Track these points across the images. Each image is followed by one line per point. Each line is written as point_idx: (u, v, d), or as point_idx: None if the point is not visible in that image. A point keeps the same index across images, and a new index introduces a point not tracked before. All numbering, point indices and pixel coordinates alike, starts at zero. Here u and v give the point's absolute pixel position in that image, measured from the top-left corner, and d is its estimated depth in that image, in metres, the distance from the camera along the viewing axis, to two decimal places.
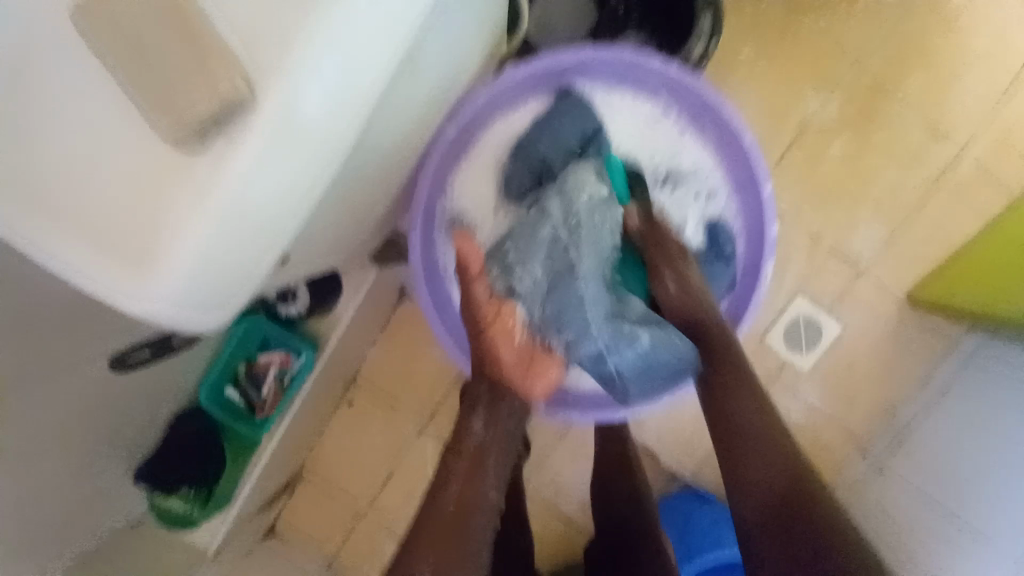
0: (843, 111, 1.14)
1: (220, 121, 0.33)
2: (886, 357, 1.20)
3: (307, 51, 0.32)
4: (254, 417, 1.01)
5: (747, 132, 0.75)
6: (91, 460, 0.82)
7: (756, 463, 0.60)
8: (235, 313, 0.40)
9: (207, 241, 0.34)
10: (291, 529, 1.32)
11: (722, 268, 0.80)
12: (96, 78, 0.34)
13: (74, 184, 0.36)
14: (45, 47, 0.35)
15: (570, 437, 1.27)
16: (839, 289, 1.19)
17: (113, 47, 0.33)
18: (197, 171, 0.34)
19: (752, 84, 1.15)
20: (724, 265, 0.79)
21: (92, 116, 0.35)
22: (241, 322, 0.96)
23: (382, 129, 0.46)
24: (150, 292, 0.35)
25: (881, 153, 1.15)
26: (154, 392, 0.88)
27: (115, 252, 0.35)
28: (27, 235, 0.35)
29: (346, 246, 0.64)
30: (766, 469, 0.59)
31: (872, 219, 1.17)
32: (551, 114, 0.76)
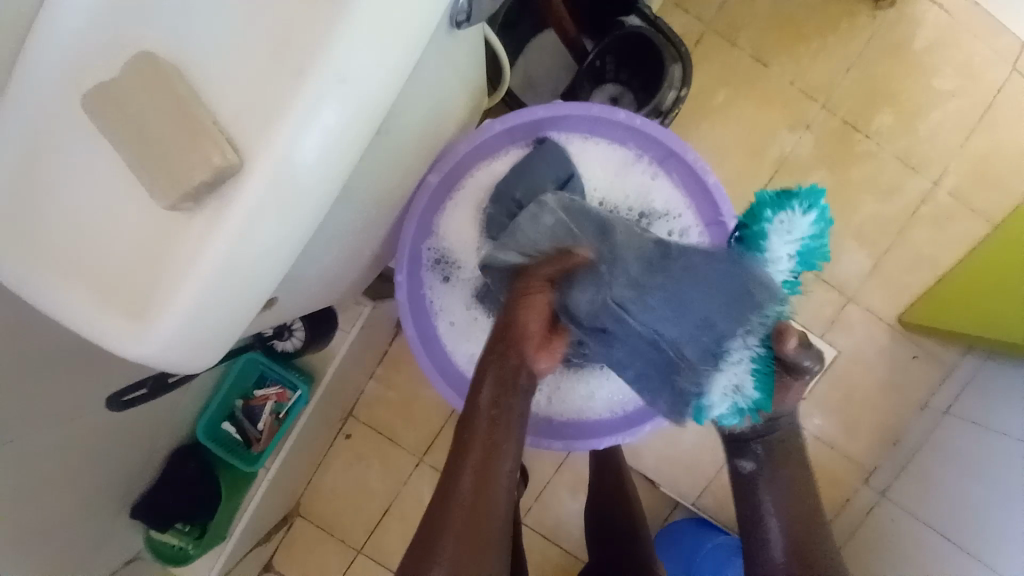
0: (820, 148, 1.19)
1: (212, 186, 0.37)
2: (879, 383, 1.21)
3: (291, 127, 0.37)
4: (250, 451, 1.03)
5: (711, 173, 0.78)
6: (90, 496, 0.84)
7: (772, 494, 0.70)
8: (225, 354, 0.44)
9: (201, 291, 0.38)
10: (287, 566, 1.31)
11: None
12: (103, 154, 0.39)
13: (85, 244, 0.40)
14: (63, 127, 0.40)
15: (567, 467, 1.27)
16: (827, 317, 1.21)
17: (121, 128, 0.38)
18: (192, 230, 0.38)
19: (731, 124, 1.20)
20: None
21: (102, 186, 0.40)
22: (239, 358, 0.99)
23: (361, 184, 0.51)
24: (147, 339, 0.39)
25: (861, 186, 1.19)
26: (152, 428, 0.91)
27: (118, 303, 0.40)
28: (48, 288, 0.41)
29: (337, 286, 0.68)
30: (780, 501, 0.69)
31: (856, 248, 1.20)
32: (528, 160, 0.81)
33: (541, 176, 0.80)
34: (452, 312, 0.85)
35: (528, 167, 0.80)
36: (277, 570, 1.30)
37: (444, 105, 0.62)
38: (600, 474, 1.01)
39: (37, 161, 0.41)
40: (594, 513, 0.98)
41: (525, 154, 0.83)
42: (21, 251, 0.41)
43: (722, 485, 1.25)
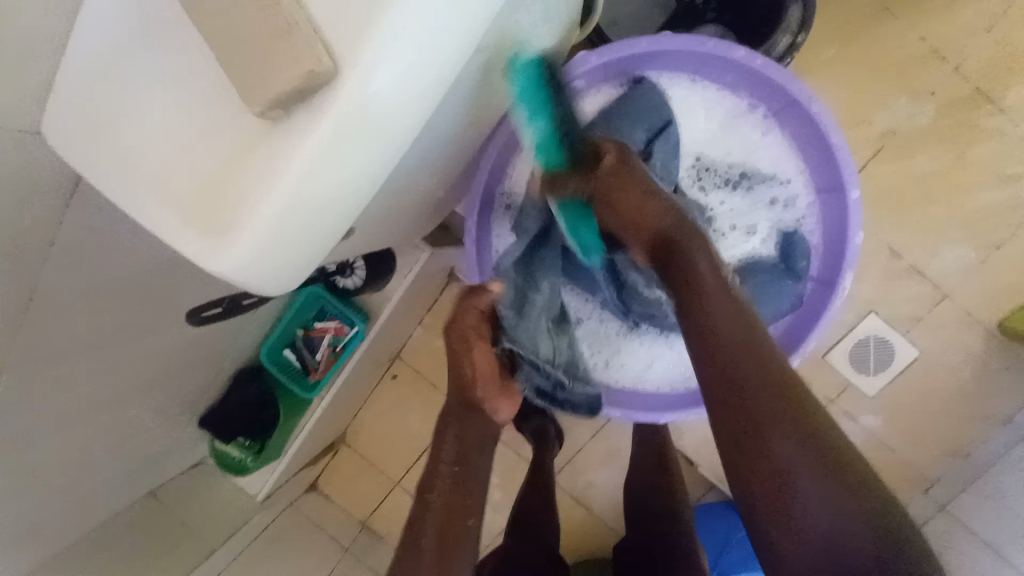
0: (939, 120, 1.04)
1: (301, 94, 0.35)
2: (961, 390, 1.10)
3: (385, 35, 0.33)
4: (307, 379, 1.07)
5: (837, 131, 0.68)
6: (164, 403, 0.91)
7: (803, 474, 0.44)
8: (300, 277, 0.44)
9: (284, 209, 0.37)
10: (329, 489, 1.40)
11: (789, 285, 0.75)
12: (202, 62, 0.38)
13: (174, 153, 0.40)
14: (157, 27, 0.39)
15: (605, 435, 1.26)
16: (913, 314, 1.09)
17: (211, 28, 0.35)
18: (279, 145, 0.36)
19: (835, 86, 1.06)
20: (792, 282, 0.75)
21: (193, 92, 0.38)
22: (301, 289, 1.02)
23: (450, 112, 0.47)
24: (230, 257, 0.38)
25: (981, 168, 1.04)
26: (220, 347, 0.96)
27: (202, 215, 0.39)
28: (137, 196, 0.40)
29: (402, 226, 0.66)
30: (816, 484, 0.44)
31: (962, 238, 1.06)
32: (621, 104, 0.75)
33: (632, 121, 0.74)
34: None
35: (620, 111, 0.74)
36: (321, 491, 1.40)
37: (535, 36, 0.56)
38: (641, 444, 0.99)
39: (132, 65, 0.40)
40: (633, 482, 0.98)
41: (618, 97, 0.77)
42: (110, 154, 0.40)
43: None
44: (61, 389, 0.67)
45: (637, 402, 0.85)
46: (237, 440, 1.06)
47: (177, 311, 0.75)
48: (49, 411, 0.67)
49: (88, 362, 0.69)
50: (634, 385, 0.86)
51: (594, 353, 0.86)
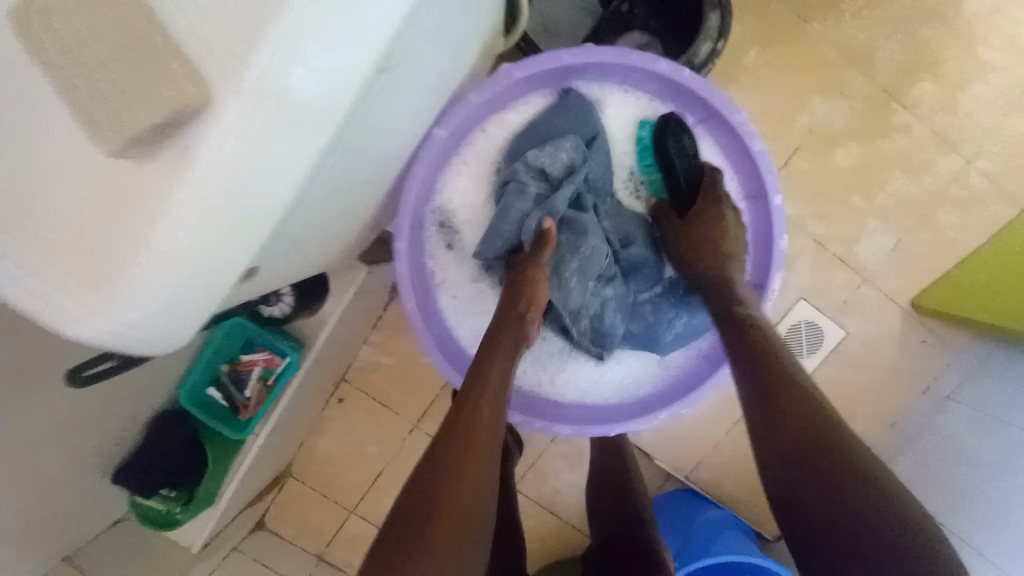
0: (851, 117, 1.11)
1: (168, 130, 0.29)
2: (885, 366, 1.18)
3: (264, 57, 0.29)
4: (238, 418, 0.98)
5: (758, 139, 0.71)
6: (69, 462, 0.80)
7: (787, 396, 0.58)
8: (193, 333, 0.37)
9: (155, 264, 0.31)
10: (279, 524, 1.30)
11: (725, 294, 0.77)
12: (28, 79, 0.30)
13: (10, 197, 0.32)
14: None
15: (564, 440, 1.25)
16: (840, 299, 1.16)
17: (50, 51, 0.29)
18: (144, 188, 0.30)
19: (759, 86, 1.10)
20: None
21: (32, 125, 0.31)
22: (222, 322, 0.92)
23: (359, 136, 0.43)
24: (92, 323, 0.31)
25: (891, 160, 1.12)
26: (131, 393, 0.85)
27: (53, 274, 0.32)
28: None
29: (327, 254, 0.60)
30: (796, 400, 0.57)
31: (878, 226, 1.13)
32: (553, 113, 0.74)
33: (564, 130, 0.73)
34: (457, 285, 0.79)
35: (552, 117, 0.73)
36: (270, 528, 1.30)
37: (457, 46, 0.52)
38: (601, 452, 0.99)
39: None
40: (597, 491, 0.96)
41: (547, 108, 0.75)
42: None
43: (717, 463, 1.24)
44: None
45: (582, 419, 0.83)
46: (161, 494, 0.96)
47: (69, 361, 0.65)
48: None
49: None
50: (579, 401, 0.84)
51: (538, 367, 0.84)
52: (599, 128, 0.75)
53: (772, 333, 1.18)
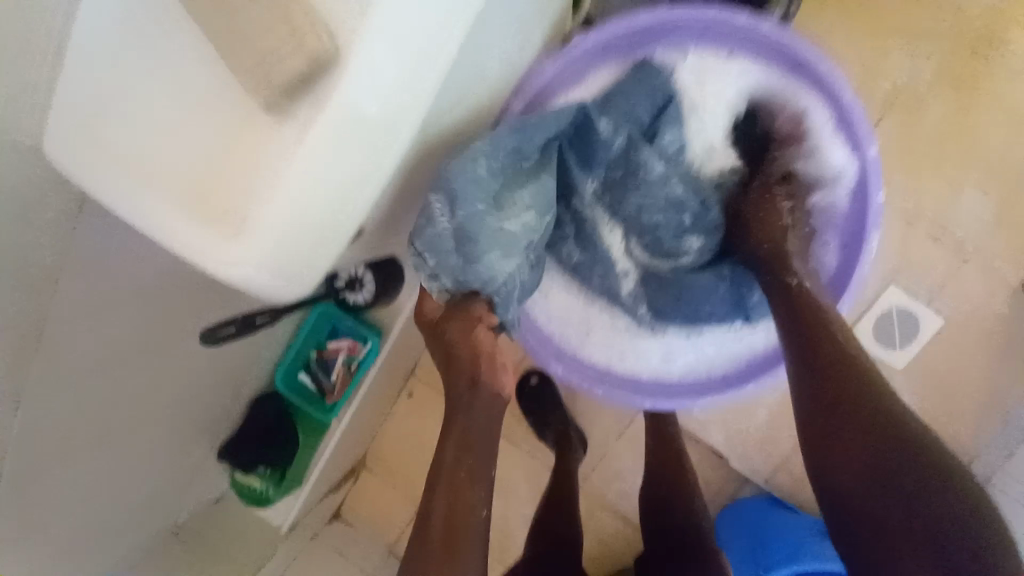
0: (940, 80, 1.02)
1: (308, 81, 0.34)
2: (994, 354, 1.06)
3: (388, 17, 0.34)
4: (325, 401, 1.04)
5: (850, 90, 0.70)
6: (180, 435, 0.88)
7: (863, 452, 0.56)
8: (316, 276, 0.42)
9: (295, 202, 0.37)
10: (353, 515, 1.36)
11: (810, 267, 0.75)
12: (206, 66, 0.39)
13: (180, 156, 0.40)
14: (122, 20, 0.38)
15: (630, 437, 1.19)
16: (938, 279, 1.06)
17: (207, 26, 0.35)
18: (287, 137, 0.37)
19: (834, 58, 1.04)
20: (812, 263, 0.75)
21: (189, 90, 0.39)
22: (314, 307, 0.99)
23: (451, 96, 0.47)
24: (244, 255, 0.38)
25: (989, 124, 1.02)
26: (233, 374, 0.93)
27: (218, 222, 0.39)
28: (139, 199, 0.39)
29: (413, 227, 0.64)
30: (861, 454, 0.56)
31: (979, 197, 1.03)
32: (624, 84, 0.72)
33: (634, 100, 0.71)
34: None
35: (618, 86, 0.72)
36: (346, 519, 1.35)
37: (533, 14, 0.55)
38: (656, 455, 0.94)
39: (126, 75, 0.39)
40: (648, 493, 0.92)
41: (617, 78, 0.74)
42: (97, 166, 0.39)
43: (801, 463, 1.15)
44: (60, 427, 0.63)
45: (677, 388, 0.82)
46: (258, 470, 1.03)
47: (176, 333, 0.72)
48: (46, 452, 0.63)
49: (90, 393, 0.64)
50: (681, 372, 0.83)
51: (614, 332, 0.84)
52: (671, 91, 0.73)
53: (857, 319, 1.10)
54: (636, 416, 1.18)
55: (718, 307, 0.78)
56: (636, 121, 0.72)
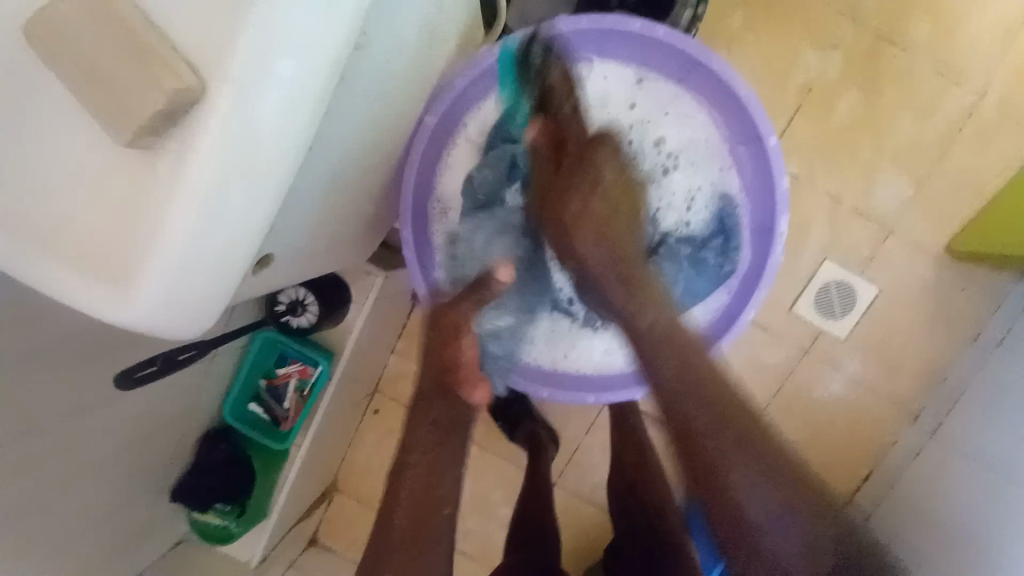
0: (847, 68, 1.08)
1: (171, 117, 0.34)
2: (924, 318, 1.12)
3: (250, 42, 0.33)
4: (279, 429, 1.02)
5: (739, 82, 0.71)
6: (126, 485, 0.83)
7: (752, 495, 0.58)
8: (218, 310, 0.41)
9: (176, 238, 0.36)
10: (332, 539, 1.32)
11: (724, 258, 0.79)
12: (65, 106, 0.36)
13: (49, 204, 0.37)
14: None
15: (598, 431, 1.21)
16: (867, 252, 1.12)
17: (67, 72, 0.34)
18: (159, 173, 0.35)
19: (749, 52, 1.09)
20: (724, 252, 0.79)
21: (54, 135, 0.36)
22: (255, 336, 0.97)
23: (348, 117, 0.46)
24: (131, 297, 0.36)
25: (895, 103, 1.08)
26: (177, 413, 0.89)
27: (91, 267, 0.37)
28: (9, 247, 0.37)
29: (337, 251, 0.63)
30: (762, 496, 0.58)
31: (894, 173, 1.10)
32: (522, 100, 0.76)
33: (535, 117, 0.75)
34: None
35: (520, 105, 0.76)
36: (323, 543, 1.31)
37: (435, 30, 0.56)
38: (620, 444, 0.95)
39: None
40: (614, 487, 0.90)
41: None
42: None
43: None
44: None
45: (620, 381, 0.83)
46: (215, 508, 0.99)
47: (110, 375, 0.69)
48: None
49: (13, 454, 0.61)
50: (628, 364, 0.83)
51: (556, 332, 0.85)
52: (567, 102, 0.76)
53: (797, 297, 1.14)
54: (600, 411, 1.21)
55: (647, 302, 0.78)
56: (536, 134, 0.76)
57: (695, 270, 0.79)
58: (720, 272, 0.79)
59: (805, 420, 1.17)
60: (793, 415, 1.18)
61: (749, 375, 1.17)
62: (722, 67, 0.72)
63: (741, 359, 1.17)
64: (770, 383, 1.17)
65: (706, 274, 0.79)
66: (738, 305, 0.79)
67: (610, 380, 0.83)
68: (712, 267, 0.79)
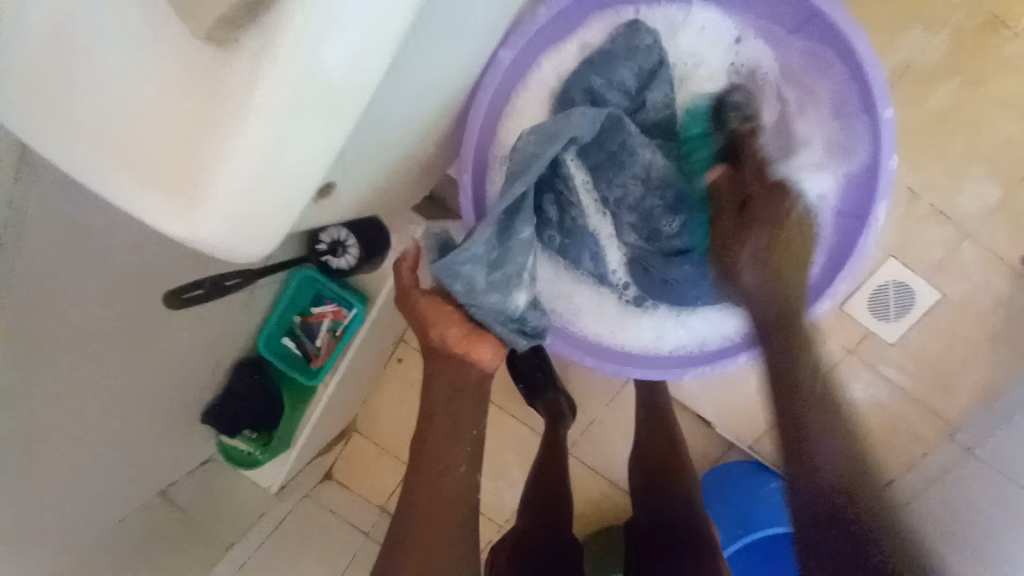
0: (957, 45, 0.95)
1: (252, 9, 0.31)
2: (985, 333, 1.04)
3: None
4: (309, 366, 1.03)
5: (865, 43, 0.63)
6: (162, 404, 0.86)
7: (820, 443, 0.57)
8: (279, 238, 0.39)
9: (246, 149, 0.33)
10: (347, 478, 1.34)
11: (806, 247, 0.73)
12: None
13: (122, 106, 0.35)
14: None
15: (619, 406, 1.19)
16: (937, 256, 1.03)
17: None
18: (232, 73, 0.32)
19: (848, 17, 0.97)
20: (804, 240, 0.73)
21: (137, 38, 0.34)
22: (295, 272, 0.96)
23: (434, 39, 0.42)
24: (196, 209, 0.34)
25: (1002, 93, 0.96)
26: (215, 340, 0.90)
27: (157, 174, 0.35)
28: (77, 145, 0.36)
29: (391, 191, 0.60)
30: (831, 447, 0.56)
31: (985, 172, 0.99)
32: (612, 47, 0.70)
33: (625, 68, 0.69)
34: None
35: (610, 51, 0.69)
36: (337, 479, 1.34)
37: None
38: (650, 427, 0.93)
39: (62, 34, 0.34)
40: (639, 466, 0.90)
41: (608, 36, 0.71)
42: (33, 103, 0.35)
43: (788, 435, 1.16)
44: (36, 392, 0.60)
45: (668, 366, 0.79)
46: (243, 434, 1.03)
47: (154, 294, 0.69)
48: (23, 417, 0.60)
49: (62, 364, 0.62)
50: (680, 346, 0.80)
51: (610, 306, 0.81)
52: (661, 56, 0.71)
53: (852, 295, 1.07)
54: (625, 387, 1.19)
55: (705, 288, 0.76)
56: (622, 88, 0.70)
57: None
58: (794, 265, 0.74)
59: None
60: None
61: (786, 370, 1.12)
62: (847, 24, 0.64)
63: (780, 353, 1.12)
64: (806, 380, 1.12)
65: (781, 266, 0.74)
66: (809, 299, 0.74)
67: (659, 359, 0.80)
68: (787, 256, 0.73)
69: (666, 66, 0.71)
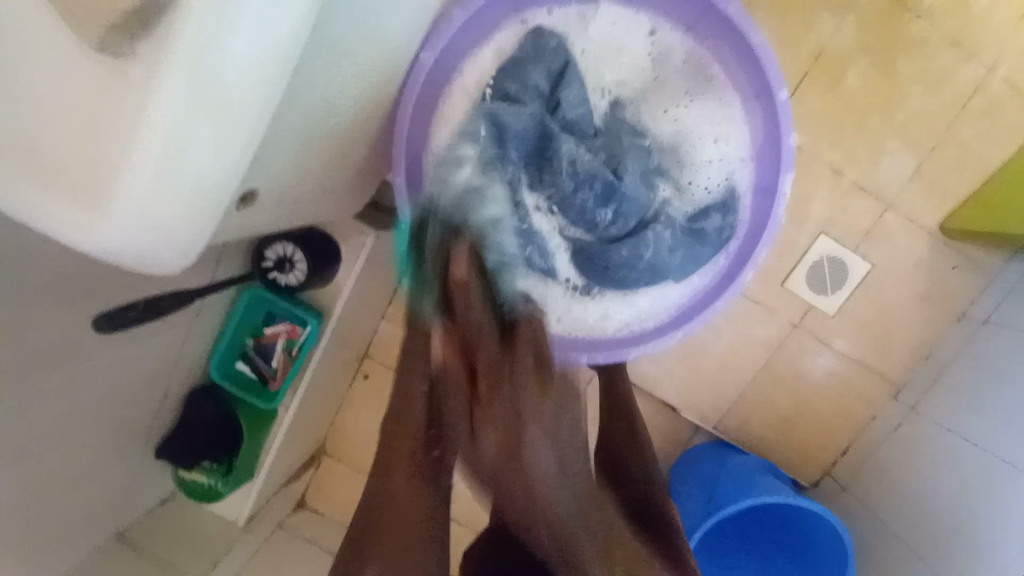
0: (862, 33, 1.04)
1: (145, 17, 0.32)
2: (914, 296, 1.12)
3: None
4: (267, 389, 1.00)
5: (755, 30, 0.69)
6: (109, 441, 0.82)
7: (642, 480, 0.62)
8: (197, 245, 0.39)
9: (150, 156, 0.33)
10: (321, 503, 1.30)
11: (727, 220, 0.78)
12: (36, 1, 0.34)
13: (18, 121, 0.35)
14: None
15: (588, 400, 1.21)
16: (864, 228, 1.11)
17: None
18: (130, 83, 0.33)
19: (763, 12, 1.04)
20: (725, 212, 0.77)
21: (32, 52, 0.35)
22: (243, 293, 0.95)
23: (343, 41, 0.43)
24: (103, 218, 0.34)
25: (904, 75, 1.04)
26: (161, 367, 0.86)
27: (60, 189, 0.35)
28: None
29: (325, 198, 0.61)
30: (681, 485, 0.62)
31: (897, 148, 1.07)
32: (524, 52, 0.74)
33: (535, 71, 0.73)
34: None
35: (519, 58, 0.73)
36: (312, 506, 1.30)
37: None
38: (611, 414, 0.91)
39: None
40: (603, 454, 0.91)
41: (517, 44, 0.75)
42: None
43: (749, 411, 1.21)
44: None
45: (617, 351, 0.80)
46: (202, 466, 0.99)
47: (84, 322, 0.66)
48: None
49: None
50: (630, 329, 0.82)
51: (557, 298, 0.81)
52: (568, 57, 0.74)
53: (792, 271, 1.14)
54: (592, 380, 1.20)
55: (644, 272, 0.78)
56: (536, 90, 0.73)
57: (695, 238, 0.78)
58: (720, 240, 0.78)
59: (791, 394, 1.19)
60: (780, 390, 1.19)
61: (739, 347, 1.18)
62: (736, 13, 0.70)
63: (733, 332, 1.17)
64: (760, 356, 1.18)
65: (707, 243, 0.78)
66: (736, 270, 0.78)
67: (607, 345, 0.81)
68: (714, 232, 0.77)
69: (574, 66, 0.74)
